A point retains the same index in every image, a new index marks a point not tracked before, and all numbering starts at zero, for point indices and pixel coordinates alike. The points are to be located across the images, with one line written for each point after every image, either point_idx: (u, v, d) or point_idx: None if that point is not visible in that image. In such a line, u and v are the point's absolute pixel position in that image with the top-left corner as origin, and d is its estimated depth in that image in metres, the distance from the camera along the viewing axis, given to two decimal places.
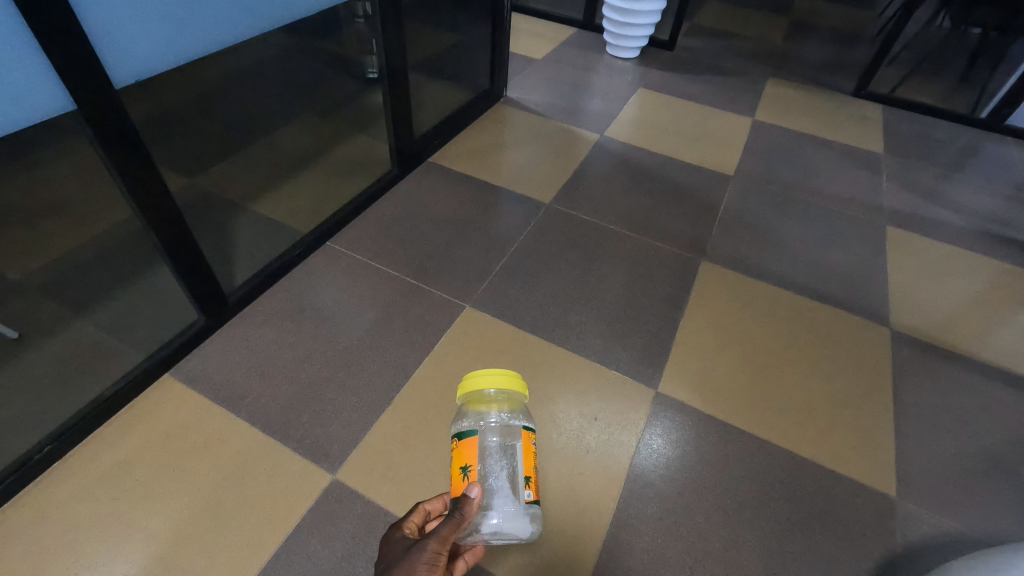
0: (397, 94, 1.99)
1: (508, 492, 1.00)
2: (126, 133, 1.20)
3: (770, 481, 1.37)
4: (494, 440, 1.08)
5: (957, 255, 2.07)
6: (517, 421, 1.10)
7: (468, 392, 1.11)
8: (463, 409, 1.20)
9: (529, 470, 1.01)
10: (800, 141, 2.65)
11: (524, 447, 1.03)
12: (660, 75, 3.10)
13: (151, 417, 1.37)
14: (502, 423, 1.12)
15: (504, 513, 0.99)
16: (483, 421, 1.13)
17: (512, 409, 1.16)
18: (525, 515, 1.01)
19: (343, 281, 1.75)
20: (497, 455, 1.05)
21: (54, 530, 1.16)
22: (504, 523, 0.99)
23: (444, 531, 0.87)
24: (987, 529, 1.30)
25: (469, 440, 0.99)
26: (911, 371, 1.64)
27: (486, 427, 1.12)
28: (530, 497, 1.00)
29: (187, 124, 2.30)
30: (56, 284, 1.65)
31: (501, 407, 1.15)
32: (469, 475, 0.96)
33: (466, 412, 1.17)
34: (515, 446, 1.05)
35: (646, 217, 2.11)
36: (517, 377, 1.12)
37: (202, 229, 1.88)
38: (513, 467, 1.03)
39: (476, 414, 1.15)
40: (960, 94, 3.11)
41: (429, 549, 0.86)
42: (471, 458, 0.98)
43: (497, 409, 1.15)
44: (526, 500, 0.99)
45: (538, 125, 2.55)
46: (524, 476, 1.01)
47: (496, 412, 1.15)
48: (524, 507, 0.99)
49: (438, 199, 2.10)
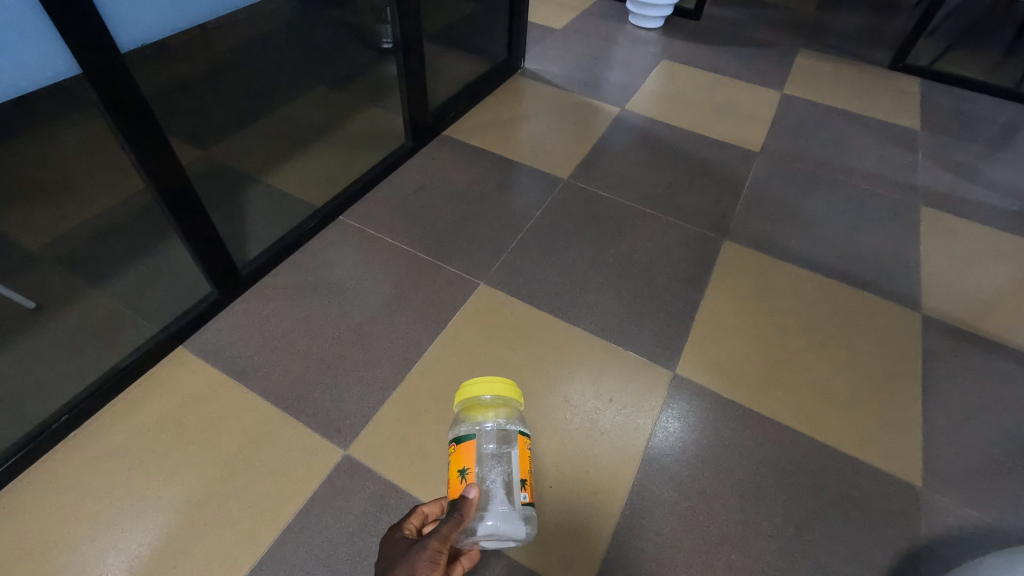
0: (412, 64, 1.92)
1: (502, 496, 0.96)
2: (135, 102, 1.15)
3: (789, 468, 1.33)
4: (491, 445, 1.04)
5: (995, 238, 1.97)
6: (513, 427, 1.04)
7: (465, 399, 1.05)
8: (458, 416, 1.12)
9: (526, 474, 0.98)
10: (830, 116, 2.53)
11: (520, 452, 1.00)
12: (684, 46, 2.97)
13: (165, 389, 1.38)
14: (498, 428, 1.06)
15: (500, 515, 0.94)
16: (479, 426, 1.06)
17: (510, 413, 1.08)
18: (521, 517, 0.96)
19: (356, 256, 1.73)
20: (493, 461, 1.01)
21: (73, 498, 1.18)
22: (500, 525, 0.94)
23: (445, 529, 0.84)
24: (1018, 521, 1.25)
25: (468, 444, 0.96)
26: (942, 358, 1.57)
27: (483, 433, 1.06)
28: (525, 499, 0.96)
29: (200, 95, 2.27)
30: (71, 255, 1.66)
31: (498, 412, 1.07)
32: (467, 477, 0.94)
33: (463, 419, 1.09)
34: (510, 452, 1.01)
35: (666, 195, 2.04)
36: (514, 385, 1.08)
37: (215, 202, 1.87)
38: (508, 473, 0.99)
39: (472, 420, 1.07)
40: (1004, 68, 2.94)
41: (431, 547, 0.83)
42: (469, 461, 0.95)
43: (494, 414, 1.07)
44: (521, 502, 0.95)
45: (557, 98, 2.47)
46: (520, 479, 0.97)
47: (493, 417, 1.07)
48: (519, 510, 0.95)
49: (452, 174, 2.05)
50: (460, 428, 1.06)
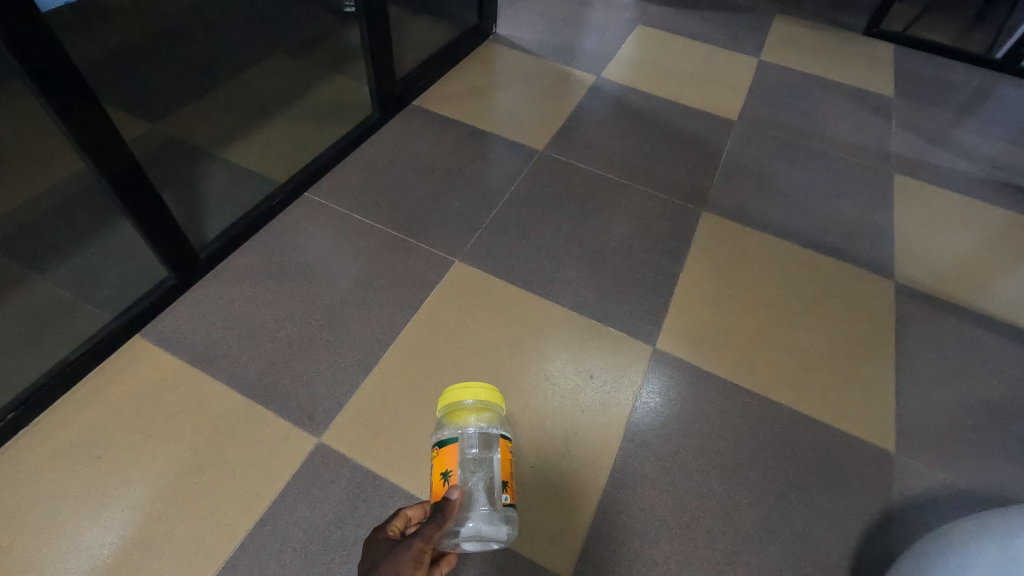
0: (377, 29, 1.80)
1: (484, 498, 0.95)
2: (69, 74, 1.04)
3: (768, 438, 1.34)
4: (473, 449, 1.00)
5: (964, 204, 1.99)
6: (495, 429, 1.00)
7: (448, 405, 1.03)
8: (440, 420, 1.06)
9: (508, 475, 0.95)
10: (806, 83, 2.50)
11: (501, 456, 0.97)
12: (660, 11, 2.89)
13: (122, 380, 1.30)
14: (481, 433, 1.00)
15: (483, 516, 0.94)
16: (463, 430, 1.01)
17: (493, 417, 1.02)
18: (503, 519, 0.95)
19: (324, 235, 1.65)
20: (474, 466, 0.98)
21: (25, 499, 1.11)
22: (482, 526, 0.94)
23: (429, 529, 0.82)
24: (983, 481, 1.29)
25: (450, 447, 0.93)
26: (915, 325, 1.59)
27: (465, 437, 1.01)
28: (508, 500, 0.94)
29: (149, 62, 2.10)
30: (12, 240, 1.53)
31: (481, 416, 1.01)
32: (449, 480, 0.91)
33: (444, 424, 1.03)
34: (493, 457, 0.97)
35: (645, 166, 1.99)
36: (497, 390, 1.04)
37: (168, 180, 1.75)
38: (491, 477, 0.96)
39: (454, 424, 1.01)
40: (975, 33, 2.94)
41: (414, 547, 0.80)
42: (451, 464, 0.92)
43: (476, 419, 1.01)
44: (503, 504, 0.94)
45: (531, 66, 2.38)
46: (502, 481, 0.94)
47: (475, 422, 1.01)
48: (501, 511, 0.94)
49: (424, 147, 1.96)
50: (443, 432, 1.01)
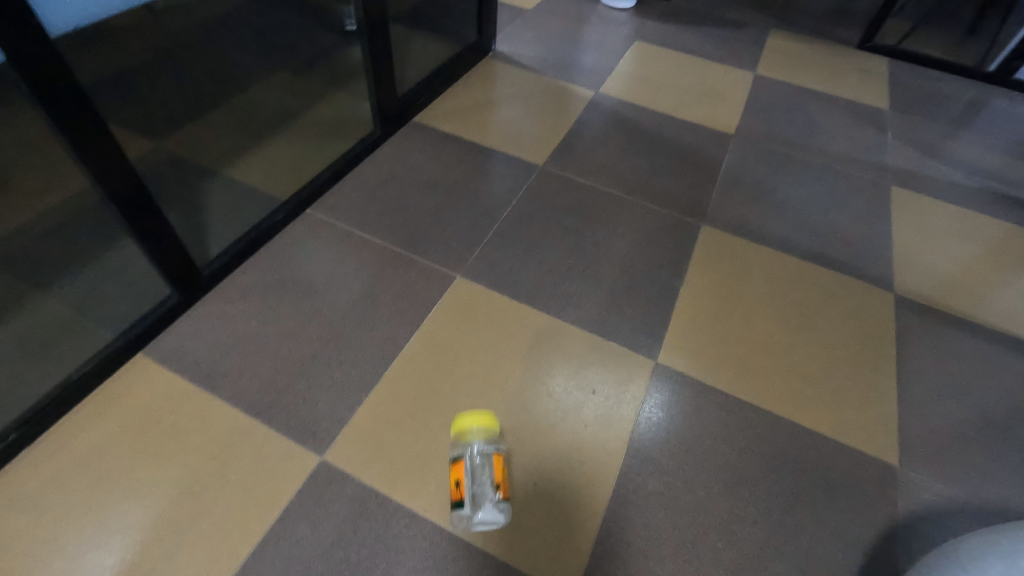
0: (378, 47, 1.83)
1: (486, 495, 1.14)
2: (75, 97, 1.06)
3: (771, 452, 1.34)
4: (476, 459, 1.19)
5: (961, 216, 2.01)
6: (491, 445, 1.21)
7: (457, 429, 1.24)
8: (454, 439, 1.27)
9: (500, 478, 1.16)
10: (802, 97, 2.53)
11: (496, 464, 1.18)
12: (657, 26, 2.93)
13: (125, 398, 1.30)
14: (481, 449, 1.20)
15: (486, 510, 1.13)
16: (468, 448, 1.21)
17: (490, 437, 1.23)
18: (502, 510, 1.14)
19: (326, 251, 1.66)
20: (478, 472, 1.17)
21: (27, 520, 1.11)
22: (487, 517, 1.13)
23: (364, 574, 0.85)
24: (987, 494, 1.29)
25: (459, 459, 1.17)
26: (915, 337, 1.60)
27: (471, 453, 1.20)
28: (501, 494, 1.14)
29: (152, 80, 2.12)
30: (16, 258, 1.54)
31: (480, 435, 1.22)
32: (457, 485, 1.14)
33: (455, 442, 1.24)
34: (489, 462, 1.18)
35: (643, 180, 2.01)
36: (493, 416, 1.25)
37: (171, 198, 1.76)
38: (490, 477, 1.16)
39: (462, 444, 1.21)
40: (967, 47, 2.98)
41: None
42: (459, 473, 1.15)
43: (477, 438, 1.22)
44: (497, 498, 1.13)
45: (529, 82, 2.40)
46: (495, 482, 1.15)
47: (476, 440, 1.21)
48: (497, 504, 1.13)
49: (425, 162, 1.98)
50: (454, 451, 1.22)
